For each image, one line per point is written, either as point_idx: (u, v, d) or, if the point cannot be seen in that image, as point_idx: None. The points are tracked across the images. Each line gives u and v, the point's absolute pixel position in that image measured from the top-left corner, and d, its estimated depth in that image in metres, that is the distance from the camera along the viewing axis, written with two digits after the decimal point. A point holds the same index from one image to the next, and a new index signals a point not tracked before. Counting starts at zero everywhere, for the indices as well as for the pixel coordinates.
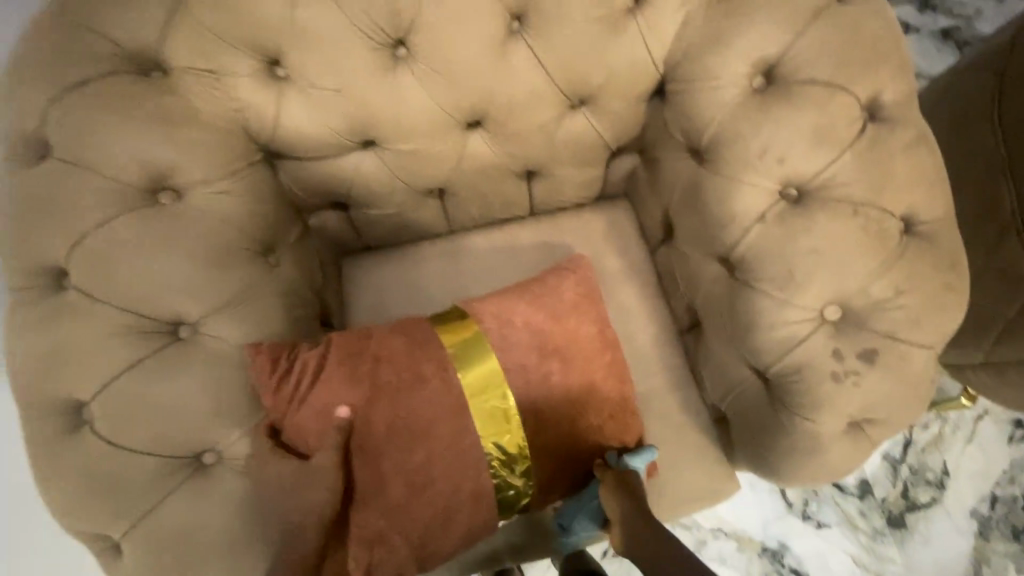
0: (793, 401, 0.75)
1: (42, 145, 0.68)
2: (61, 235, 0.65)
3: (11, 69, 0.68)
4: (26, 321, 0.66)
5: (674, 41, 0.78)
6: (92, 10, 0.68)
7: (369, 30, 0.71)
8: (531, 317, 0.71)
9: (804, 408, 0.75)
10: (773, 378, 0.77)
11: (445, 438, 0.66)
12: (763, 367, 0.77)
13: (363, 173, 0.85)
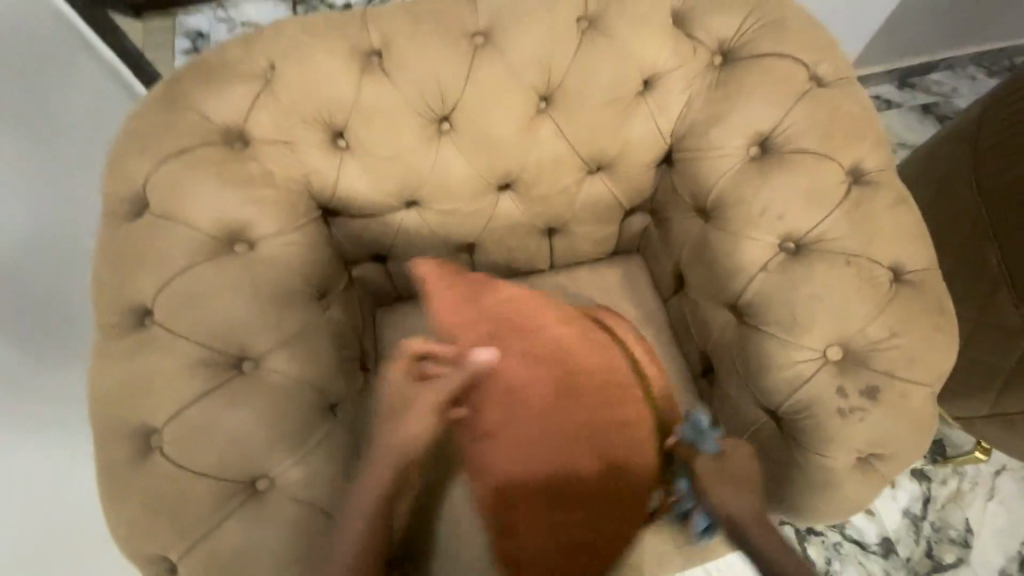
0: (805, 437, 0.80)
1: (139, 203, 0.79)
2: (151, 278, 0.75)
3: (119, 141, 0.81)
4: (112, 354, 0.74)
5: (679, 118, 0.91)
6: (193, 95, 0.82)
7: (420, 109, 0.85)
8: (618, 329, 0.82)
9: (816, 444, 0.80)
10: (785, 417, 0.82)
11: (608, 425, 0.72)
12: (774, 405, 0.83)
13: (406, 228, 0.95)
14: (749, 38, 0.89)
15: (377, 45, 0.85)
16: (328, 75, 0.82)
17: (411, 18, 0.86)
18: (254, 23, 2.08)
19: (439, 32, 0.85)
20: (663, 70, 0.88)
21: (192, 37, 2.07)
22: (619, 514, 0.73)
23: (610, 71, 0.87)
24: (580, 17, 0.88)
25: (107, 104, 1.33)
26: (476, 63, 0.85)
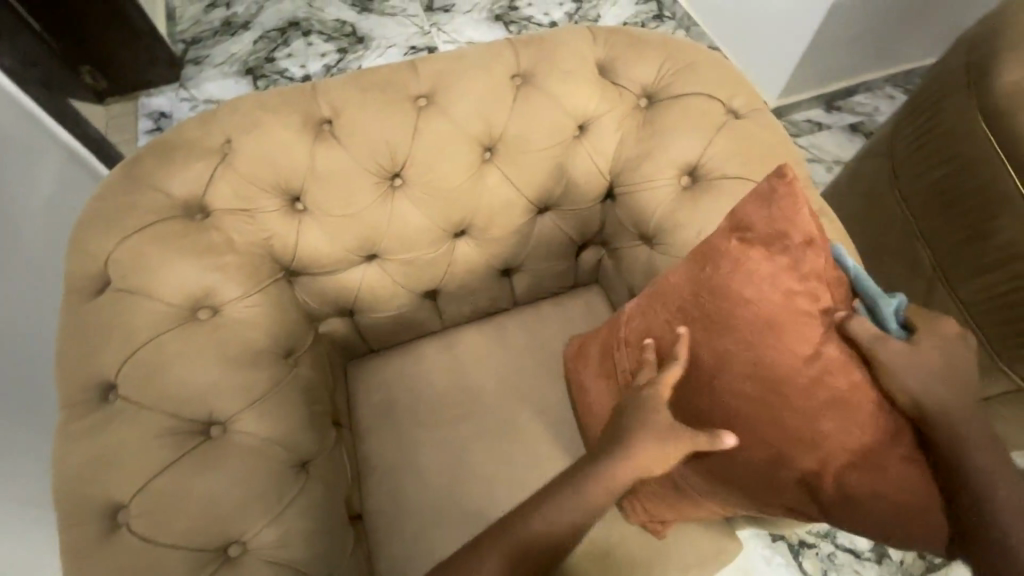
0: None
1: (101, 280, 0.81)
2: (115, 352, 0.76)
3: (79, 221, 0.84)
4: (76, 432, 0.74)
5: (615, 156, 0.98)
6: (153, 173, 0.85)
7: (373, 169, 0.90)
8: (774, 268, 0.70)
9: None
10: None
11: (798, 391, 0.68)
12: None
13: (369, 281, 0.99)
14: (668, 81, 0.98)
15: (328, 113, 0.91)
16: (281, 143, 0.87)
17: (358, 87, 0.92)
18: (217, 100, 2.17)
19: (384, 97, 0.92)
20: (594, 115, 0.96)
21: (155, 117, 2.14)
22: (873, 468, 0.66)
23: (546, 119, 0.95)
24: (514, 74, 0.96)
25: (71, 184, 1.38)
26: (422, 123, 0.92)
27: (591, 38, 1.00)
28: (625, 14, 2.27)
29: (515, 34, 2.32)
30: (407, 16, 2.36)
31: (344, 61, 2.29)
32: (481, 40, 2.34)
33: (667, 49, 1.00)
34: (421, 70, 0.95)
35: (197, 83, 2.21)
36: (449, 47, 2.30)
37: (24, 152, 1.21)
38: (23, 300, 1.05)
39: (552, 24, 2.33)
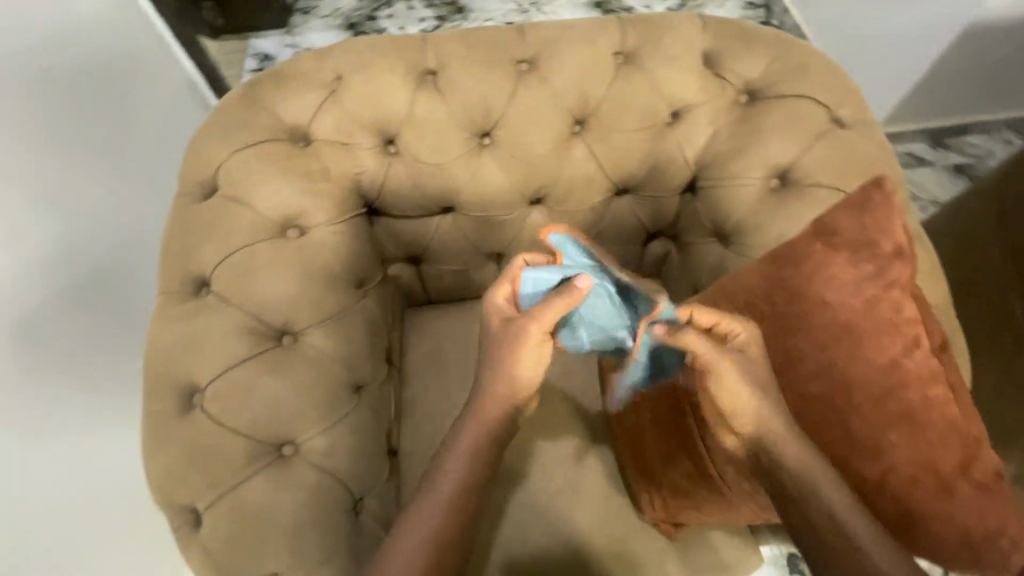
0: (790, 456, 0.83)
1: (210, 186, 0.89)
2: (214, 252, 0.84)
3: (198, 131, 0.91)
4: (168, 316, 0.82)
5: (704, 149, 0.97)
6: (269, 97, 0.92)
7: (466, 123, 0.94)
8: (859, 275, 0.69)
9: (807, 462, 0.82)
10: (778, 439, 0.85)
11: (867, 400, 0.67)
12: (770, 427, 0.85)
13: (442, 232, 1.04)
14: (774, 80, 0.95)
15: (432, 65, 0.94)
16: (386, 87, 0.92)
17: (465, 43, 0.95)
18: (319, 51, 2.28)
19: (488, 57, 0.94)
20: (691, 104, 0.95)
21: (261, 58, 2.28)
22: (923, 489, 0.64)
23: (642, 100, 0.94)
24: (617, 51, 0.96)
25: (187, 101, 1.49)
26: (520, 87, 0.94)
27: (701, 27, 0.99)
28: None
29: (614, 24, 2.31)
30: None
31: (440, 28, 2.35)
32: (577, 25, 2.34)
33: (779, 48, 0.97)
34: (527, 36, 0.96)
35: (303, 32, 2.33)
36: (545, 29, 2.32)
37: (148, 64, 1.32)
38: (138, 197, 1.16)
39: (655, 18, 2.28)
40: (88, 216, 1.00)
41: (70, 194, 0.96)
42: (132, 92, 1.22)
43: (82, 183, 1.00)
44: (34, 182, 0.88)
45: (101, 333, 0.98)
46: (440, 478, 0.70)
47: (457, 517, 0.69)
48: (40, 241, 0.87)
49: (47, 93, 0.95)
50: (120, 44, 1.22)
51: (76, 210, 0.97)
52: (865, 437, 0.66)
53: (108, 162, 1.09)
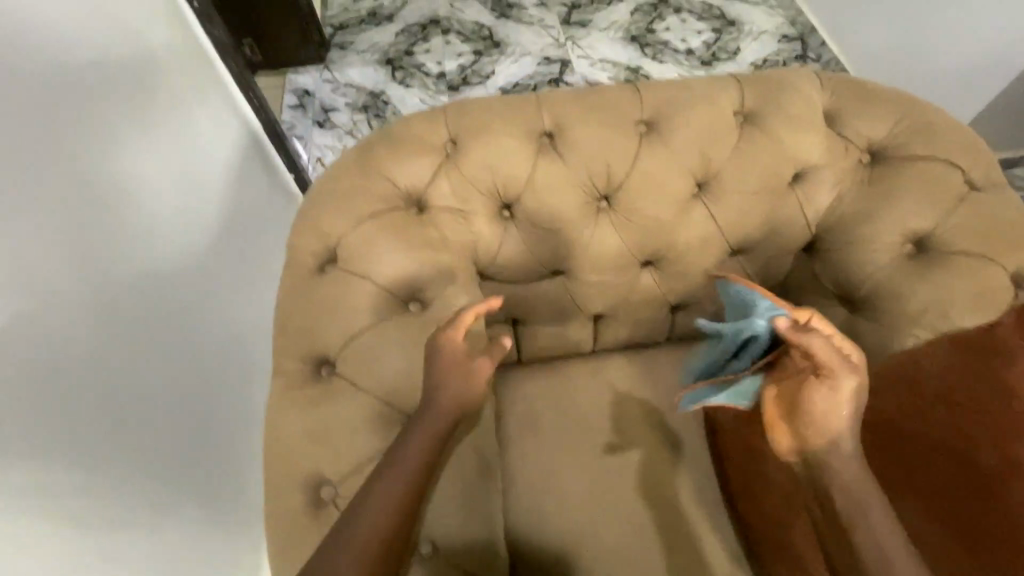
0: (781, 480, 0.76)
1: (325, 258, 0.85)
2: (336, 331, 0.79)
3: (309, 197, 0.88)
4: (292, 401, 0.77)
5: (827, 210, 0.94)
6: (382, 161, 0.88)
7: (586, 187, 0.90)
8: None
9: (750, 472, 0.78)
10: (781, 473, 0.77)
11: None
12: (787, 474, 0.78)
13: (548, 295, 1.00)
14: (902, 140, 0.92)
15: (549, 127, 0.91)
16: (505, 152, 0.89)
17: (582, 104, 0.92)
18: (358, 87, 2.26)
19: (607, 119, 0.91)
20: (815, 165, 0.92)
21: (299, 94, 2.26)
22: None
23: (767, 162, 0.91)
24: (736, 111, 0.93)
25: (242, 129, 1.46)
26: (643, 151, 0.91)
27: (818, 84, 0.96)
28: (767, 51, 2.26)
29: (649, 57, 2.28)
30: (545, 26, 2.37)
31: (478, 62, 2.31)
32: (613, 58, 2.29)
33: (902, 105, 0.94)
34: (645, 95, 0.93)
35: (340, 67, 2.31)
36: (583, 63, 2.29)
37: (210, 98, 1.24)
38: (206, 244, 1.17)
39: (688, 52, 2.29)
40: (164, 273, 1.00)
41: (149, 254, 0.96)
42: (201, 136, 1.19)
43: (161, 241, 1.00)
44: (118, 249, 0.88)
45: (172, 385, 1.00)
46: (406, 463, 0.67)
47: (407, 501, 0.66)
48: (121, 303, 0.87)
49: (130, 157, 0.93)
50: (195, 88, 1.18)
51: (155, 268, 0.98)
52: (840, 467, 0.68)
53: (182, 213, 1.08)
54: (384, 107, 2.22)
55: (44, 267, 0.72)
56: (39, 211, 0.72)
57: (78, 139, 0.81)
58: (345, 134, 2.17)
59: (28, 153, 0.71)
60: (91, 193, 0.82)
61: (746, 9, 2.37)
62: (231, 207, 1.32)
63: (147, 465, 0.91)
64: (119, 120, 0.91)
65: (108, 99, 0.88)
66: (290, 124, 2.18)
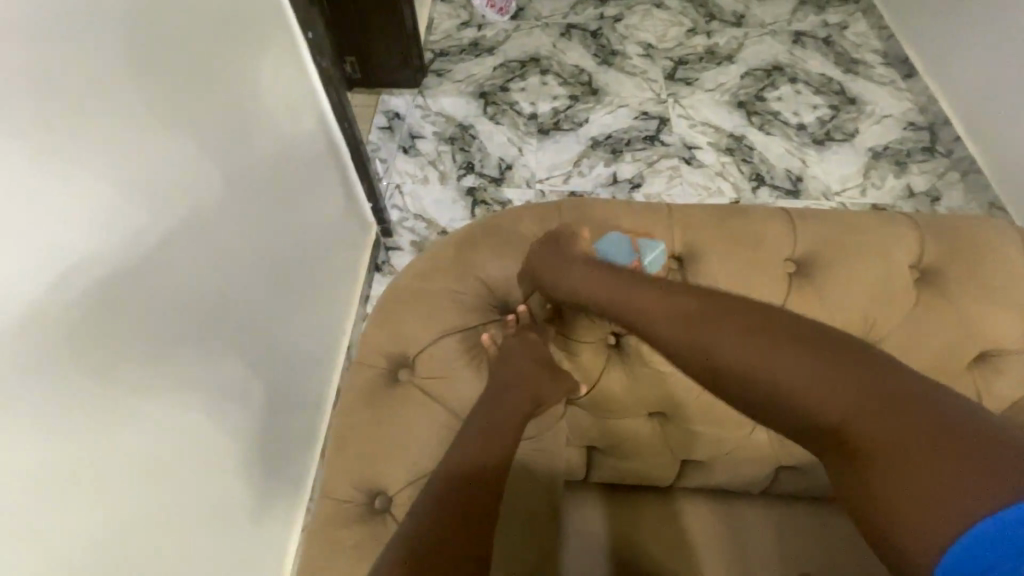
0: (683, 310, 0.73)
1: (399, 364, 0.75)
2: (401, 460, 0.70)
3: (392, 287, 0.78)
4: (339, 541, 0.67)
5: (1011, 404, 0.75)
6: (479, 257, 0.78)
7: None
8: None
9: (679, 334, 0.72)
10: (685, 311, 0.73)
11: None
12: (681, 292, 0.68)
13: (641, 435, 0.85)
14: None
15: (678, 249, 0.78)
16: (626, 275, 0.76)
17: (721, 228, 0.78)
18: (449, 116, 2.20)
19: (752, 254, 0.76)
20: (1004, 347, 0.74)
21: (390, 116, 2.22)
22: None
23: (944, 334, 0.74)
24: (911, 265, 0.77)
25: (326, 159, 1.47)
26: (789, 298, 0.75)
27: (1020, 244, 0.78)
28: (889, 137, 2.03)
29: (756, 126, 2.09)
30: (647, 79, 2.24)
31: (573, 107, 2.20)
32: (717, 123, 2.11)
33: None
34: (797, 227, 0.78)
35: (433, 94, 2.26)
36: (682, 123, 2.12)
37: (274, 114, 1.16)
38: (270, 270, 1.16)
39: (801, 126, 2.08)
40: (225, 307, 0.98)
41: (216, 284, 0.94)
42: (283, 159, 1.21)
43: (223, 266, 0.97)
44: (185, 281, 0.85)
45: (212, 426, 0.94)
46: (507, 401, 0.71)
47: (499, 439, 0.68)
48: (177, 345, 0.83)
49: (215, 181, 0.93)
50: (283, 112, 1.21)
51: (219, 300, 0.96)
52: (641, 301, 0.69)
53: (252, 239, 1.08)
54: (470, 141, 2.14)
55: (108, 307, 0.69)
56: (117, 244, 0.71)
57: (168, 168, 0.81)
58: (428, 164, 2.11)
59: (117, 184, 0.70)
60: (170, 224, 0.81)
61: (871, 88, 2.14)
62: (301, 230, 1.33)
63: (179, 532, 0.85)
64: (212, 144, 0.92)
65: (205, 122, 0.90)
66: (376, 145, 2.15)
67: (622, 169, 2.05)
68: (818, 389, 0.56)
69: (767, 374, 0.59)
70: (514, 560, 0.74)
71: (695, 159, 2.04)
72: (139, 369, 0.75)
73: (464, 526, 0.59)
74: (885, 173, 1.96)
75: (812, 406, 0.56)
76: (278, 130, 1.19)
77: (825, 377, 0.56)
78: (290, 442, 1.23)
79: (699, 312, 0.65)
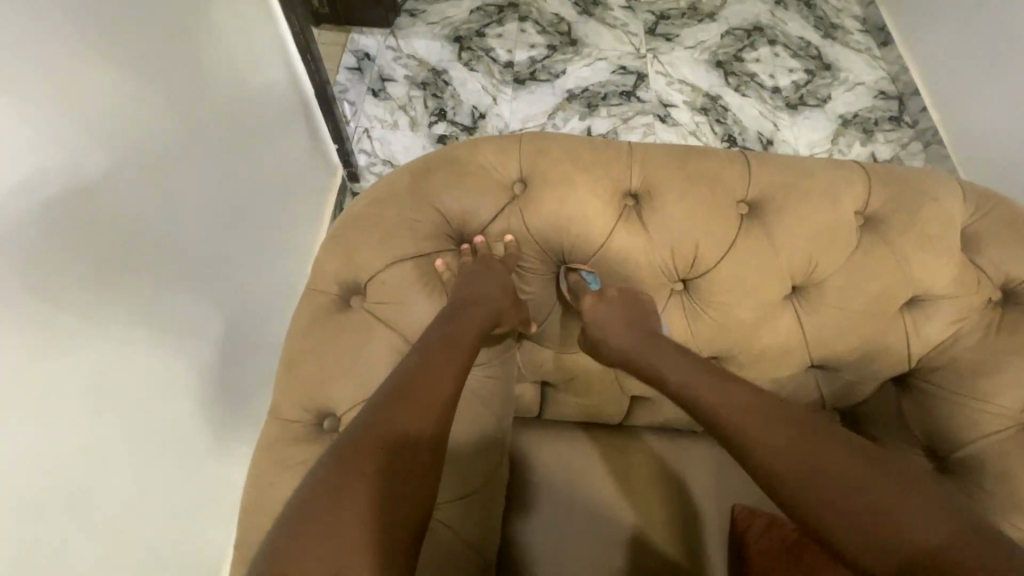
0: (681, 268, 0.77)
1: (352, 293, 0.74)
2: (351, 385, 0.70)
3: (347, 217, 0.77)
4: (285, 460, 0.68)
5: (935, 344, 0.79)
6: (437, 189, 0.76)
7: (668, 269, 0.78)
8: None
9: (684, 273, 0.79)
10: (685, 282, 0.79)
11: None
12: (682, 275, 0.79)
13: (592, 370, 0.87)
14: None
15: (637, 188, 0.78)
16: (582, 211, 0.75)
17: (679, 169, 0.78)
18: (421, 60, 2.11)
19: (707, 195, 0.77)
20: (935, 294, 0.78)
21: (359, 56, 2.12)
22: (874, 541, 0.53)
23: (880, 280, 0.77)
24: (856, 212, 0.79)
25: (288, 96, 1.40)
26: (740, 240, 0.77)
27: (961, 199, 0.81)
28: (860, 104, 2.04)
29: (732, 86, 2.08)
30: (627, 32, 2.18)
31: (550, 57, 2.14)
32: (693, 81, 2.09)
33: None
34: (753, 172, 0.79)
35: (406, 34, 2.16)
36: (659, 80, 2.09)
37: (229, 30, 1.09)
38: (230, 204, 1.12)
39: (775, 89, 2.08)
40: (180, 233, 0.94)
41: (167, 209, 0.90)
42: (242, 88, 1.15)
43: (174, 187, 0.92)
44: (128, 204, 0.80)
45: (173, 353, 0.91)
46: (464, 325, 0.71)
47: (457, 361, 0.67)
48: (126, 265, 0.80)
49: (157, 101, 0.87)
50: (238, 35, 1.13)
51: (171, 226, 0.91)
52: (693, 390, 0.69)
53: (207, 170, 1.03)
54: (443, 87, 2.07)
55: (37, 229, 0.65)
56: (37, 159, 0.65)
57: (93, 78, 0.74)
58: (398, 109, 2.03)
59: (31, 84, 0.64)
60: (103, 146, 0.75)
61: (846, 54, 2.14)
62: (261, 166, 1.27)
63: (143, 467, 0.82)
64: (148, 58, 0.85)
65: (137, 31, 0.82)
66: (344, 87, 2.06)
67: (596, 123, 2.02)
68: (821, 464, 0.58)
69: (828, 477, 0.57)
70: (463, 481, 0.75)
71: (670, 117, 2.02)
72: (83, 299, 0.72)
73: (415, 435, 0.60)
74: (851, 139, 1.99)
75: (894, 521, 0.54)
76: (233, 48, 1.11)
77: (805, 446, 0.60)
78: (251, 380, 1.19)
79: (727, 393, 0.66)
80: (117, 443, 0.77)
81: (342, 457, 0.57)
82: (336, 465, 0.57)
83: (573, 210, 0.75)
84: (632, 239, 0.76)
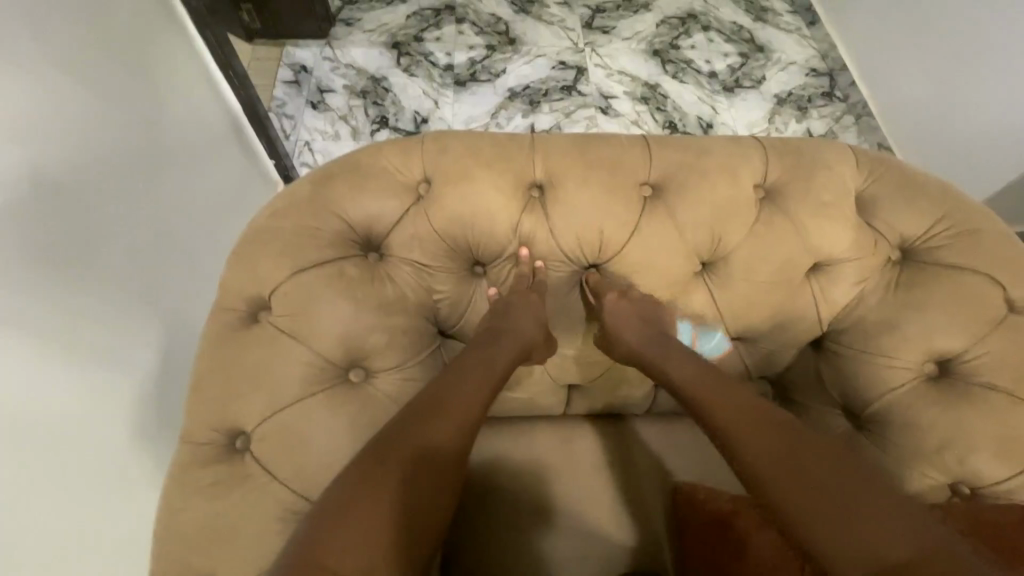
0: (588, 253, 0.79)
1: (260, 309, 0.73)
2: (261, 401, 0.69)
3: (253, 231, 0.76)
4: (197, 483, 0.67)
5: (844, 307, 0.82)
6: (342, 196, 0.76)
7: (575, 255, 0.78)
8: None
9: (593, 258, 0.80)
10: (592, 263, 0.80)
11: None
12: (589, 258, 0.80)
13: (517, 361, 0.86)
14: (940, 241, 0.80)
15: (541, 177, 0.78)
16: (485, 204, 0.76)
17: (582, 157, 0.79)
18: (359, 69, 2.09)
19: (610, 179, 0.78)
20: (836, 258, 0.80)
21: (295, 69, 2.09)
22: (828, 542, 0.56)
23: (783, 249, 0.79)
24: (757, 185, 0.81)
25: (211, 110, 1.35)
26: (643, 220, 0.78)
27: (856, 166, 0.84)
28: (794, 82, 2.08)
29: (670, 74, 2.11)
30: (565, 28, 2.20)
31: (489, 57, 2.14)
32: (633, 71, 2.12)
33: (946, 203, 0.83)
34: (655, 155, 0.81)
35: (342, 44, 2.13)
36: (598, 72, 2.11)
37: (147, 44, 1.07)
38: (170, 216, 1.09)
39: (711, 73, 2.12)
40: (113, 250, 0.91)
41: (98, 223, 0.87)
42: (168, 103, 1.13)
43: (103, 201, 0.89)
44: (41, 231, 0.75)
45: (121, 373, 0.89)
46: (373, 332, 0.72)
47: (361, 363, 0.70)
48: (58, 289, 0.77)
49: (71, 116, 0.84)
50: (158, 52, 1.11)
51: (104, 242, 0.88)
52: (699, 393, 0.72)
53: (128, 184, 0.96)
54: (384, 94, 2.05)
55: None
56: None
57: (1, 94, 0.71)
58: (338, 119, 2.01)
59: None
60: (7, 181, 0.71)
61: (778, 35, 2.19)
62: (199, 182, 1.24)
63: None
64: (37, 71, 0.78)
65: (26, 48, 0.76)
66: (280, 101, 2.03)
67: (539, 119, 2.03)
68: (800, 473, 0.60)
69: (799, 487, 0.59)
70: None
71: (612, 109, 2.05)
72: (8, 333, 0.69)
73: (438, 446, 0.62)
74: (787, 118, 2.03)
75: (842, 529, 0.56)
76: (153, 64, 1.09)
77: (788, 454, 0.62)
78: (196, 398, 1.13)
79: (736, 407, 0.68)
80: (64, 485, 0.73)
81: (364, 464, 0.59)
82: (346, 486, 0.58)
83: (478, 205, 0.76)
84: (538, 230, 0.77)
